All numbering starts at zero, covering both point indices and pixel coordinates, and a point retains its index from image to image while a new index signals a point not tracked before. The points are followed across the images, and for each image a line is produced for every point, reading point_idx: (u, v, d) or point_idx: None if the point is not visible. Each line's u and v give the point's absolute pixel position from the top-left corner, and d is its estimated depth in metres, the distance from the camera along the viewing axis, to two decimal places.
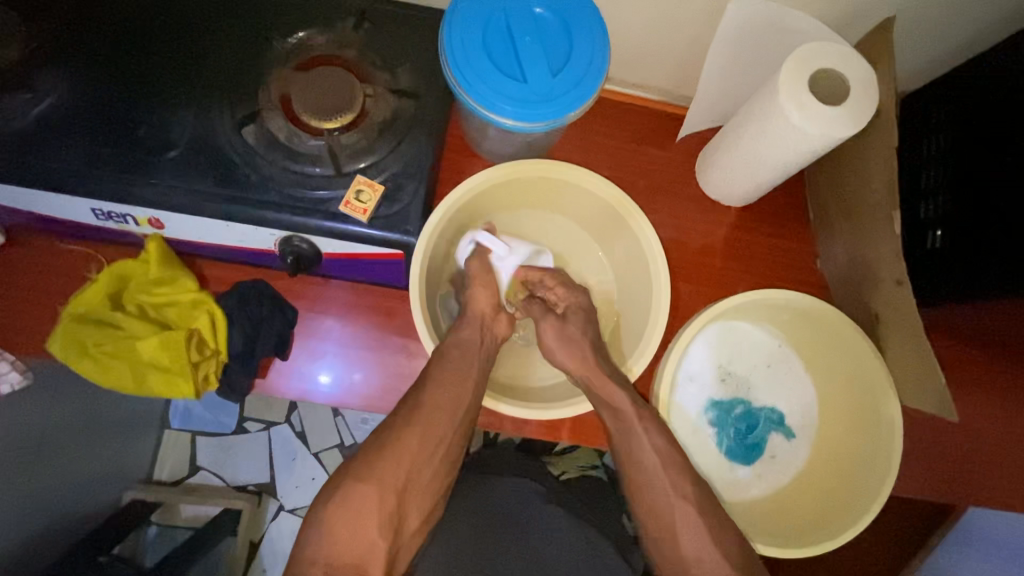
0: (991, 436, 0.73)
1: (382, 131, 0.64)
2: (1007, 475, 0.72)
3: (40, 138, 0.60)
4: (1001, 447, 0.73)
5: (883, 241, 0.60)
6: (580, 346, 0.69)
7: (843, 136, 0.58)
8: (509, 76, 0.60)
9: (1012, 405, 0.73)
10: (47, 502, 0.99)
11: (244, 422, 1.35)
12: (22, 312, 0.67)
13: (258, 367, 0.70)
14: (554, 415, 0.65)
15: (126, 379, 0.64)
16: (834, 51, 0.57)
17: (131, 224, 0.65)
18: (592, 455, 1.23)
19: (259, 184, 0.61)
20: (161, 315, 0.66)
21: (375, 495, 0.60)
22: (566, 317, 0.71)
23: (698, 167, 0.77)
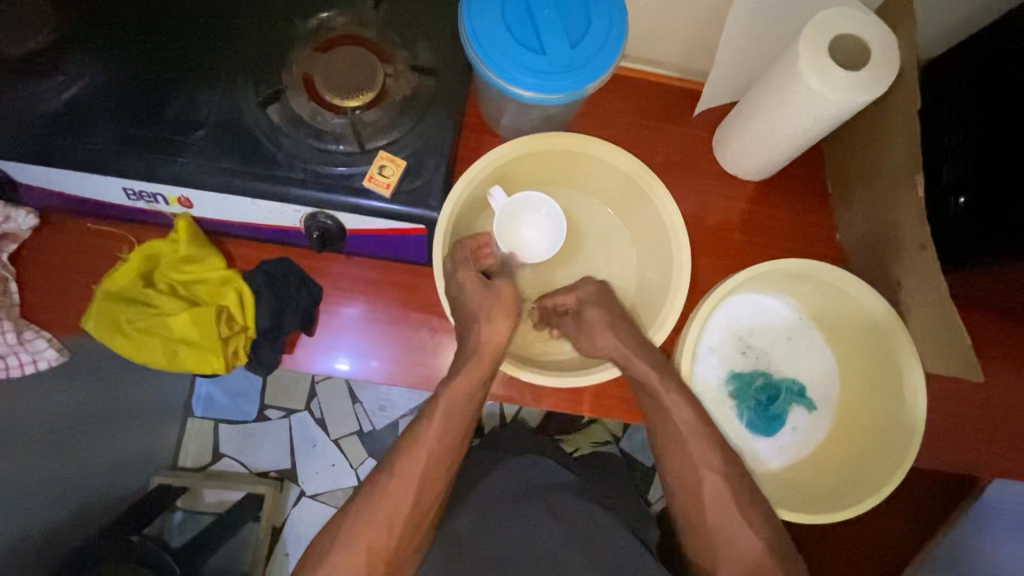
0: (1014, 410, 0.72)
1: (403, 108, 0.65)
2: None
3: (73, 120, 0.62)
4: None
5: (905, 207, 0.60)
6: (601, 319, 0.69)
7: (864, 101, 0.57)
8: (528, 49, 0.60)
9: None
10: (77, 484, 1.02)
11: (266, 410, 1.38)
12: (58, 292, 0.69)
13: (284, 343, 0.71)
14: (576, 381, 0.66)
15: (159, 354, 0.66)
16: (854, 17, 0.57)
17: (161, 204, 0.66)
18: (607, 435, 1.26)
19: (284, 161, 0.63)
20: (191, 293, 0.68)
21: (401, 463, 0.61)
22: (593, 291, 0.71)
23: (716, 140, 0.77)
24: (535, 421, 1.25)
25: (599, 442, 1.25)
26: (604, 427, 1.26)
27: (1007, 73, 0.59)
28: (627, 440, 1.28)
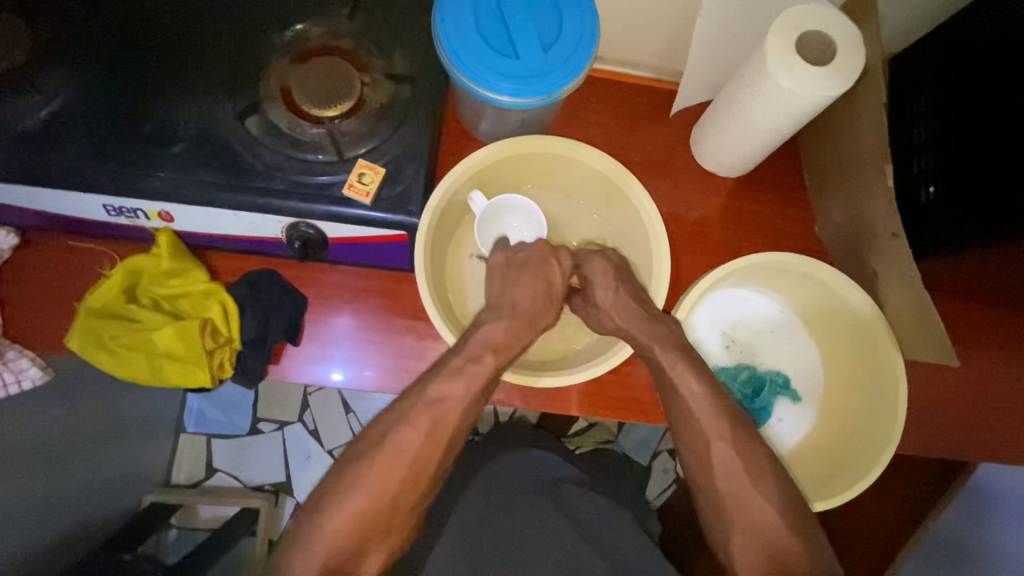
0: (994, 394, 0.73)
1: (380, 116, 0.66)
2: (1012, 429, 0.73)
3: (50, 139, 0.62)
4: (1007, 402, 0.73)
5: (876, 197, 0.61)
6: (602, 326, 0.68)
7: (831, 95, 0.59)
8: (502, 54, 0.61)
9: (1016, 361, 0.74)
10: (68, 505, 1.01)
11: (258, 423, 1.37)
12: (41, 311, 0.69)
13: (271, 353, 0.71)
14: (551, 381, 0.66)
15: (143, 369, 0.66)
16: (818, 13, 0.59)
17: (142, 219, 0.66)
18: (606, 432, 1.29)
19: (264, 172, 0.63)
20: (174, 306, 0.68)
21: None
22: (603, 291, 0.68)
23: (693, 138, 0.78)
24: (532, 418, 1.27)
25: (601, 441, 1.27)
26: (604, 426, 1.28)
27: (970, 64, 0.60)
28: (624, 438, 1.29)
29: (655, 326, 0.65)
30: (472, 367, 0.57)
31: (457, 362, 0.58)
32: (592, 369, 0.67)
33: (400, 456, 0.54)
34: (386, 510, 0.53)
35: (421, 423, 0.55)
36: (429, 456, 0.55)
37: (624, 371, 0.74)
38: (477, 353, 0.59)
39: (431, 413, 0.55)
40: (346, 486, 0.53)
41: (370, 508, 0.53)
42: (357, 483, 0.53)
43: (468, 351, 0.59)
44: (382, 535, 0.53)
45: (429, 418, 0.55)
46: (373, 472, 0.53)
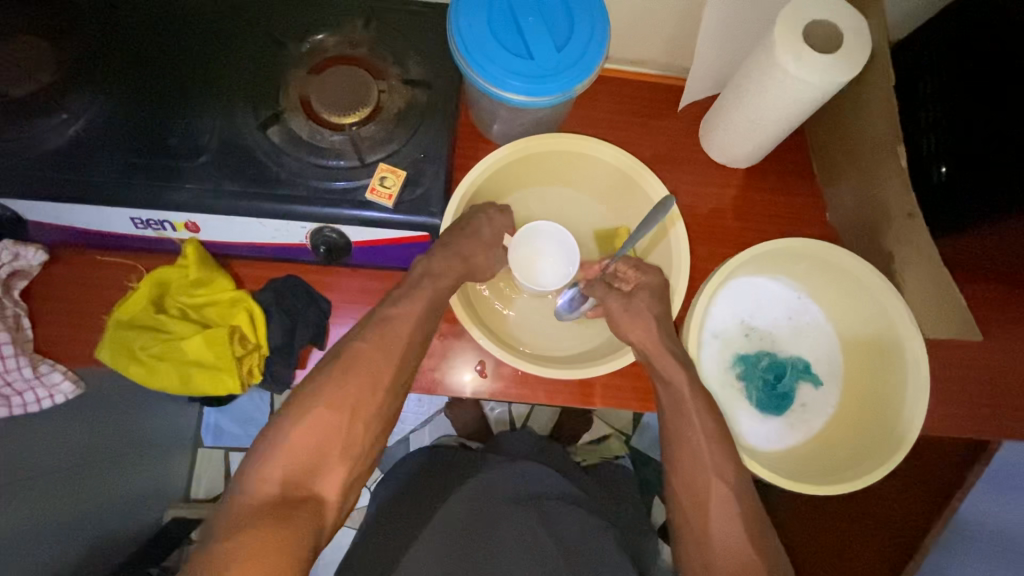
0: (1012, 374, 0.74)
1: (398, 121, 0.67)
2: None
3: (78, 156, 0.63)
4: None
5: (890, 179, 0.62)
6: (626, 324, 0.66)
7: (840, 81, 0.60)
8: (516, 55, 0.63)
9: None
10: (92, 524, 1.02)
11: None
12: (71, 324, 0.70)
13: (298, 359, 0.72)
14: (534, 367, 0.68)
15: (174, 378, 0.67)
16: (824, 2, 0.60)
17: (169, 230, 0.68)
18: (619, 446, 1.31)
19: (287, 179, 0.65)
20: (202, 316, 0.69)
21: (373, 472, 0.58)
22: (629, 305, 0.67)
23: (703, 131, 0.80)
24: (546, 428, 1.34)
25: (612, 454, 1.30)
26: (617, 439, 1.32)
27: (978, 46, 0.61)
28: (637, 437, 1.33)
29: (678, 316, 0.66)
30: (423, 288, 0.64)
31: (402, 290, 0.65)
32: (584, 367, 0.68)
33: (359, 368, 0.59)
34: (346, 423, 0.57)
35: (371, 339, 0.61)
36: (384, 367, 0.60)
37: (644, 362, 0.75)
38: (419, 280, 0.65)
39: (380, 331, 0.62)
40: (305, 397, 0.57)
41: (329, 414, 0.57)
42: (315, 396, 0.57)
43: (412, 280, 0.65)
44: (342, 446, 0.57)
45: (379, 333, 0.61)
46: (331, 383, 0.58)
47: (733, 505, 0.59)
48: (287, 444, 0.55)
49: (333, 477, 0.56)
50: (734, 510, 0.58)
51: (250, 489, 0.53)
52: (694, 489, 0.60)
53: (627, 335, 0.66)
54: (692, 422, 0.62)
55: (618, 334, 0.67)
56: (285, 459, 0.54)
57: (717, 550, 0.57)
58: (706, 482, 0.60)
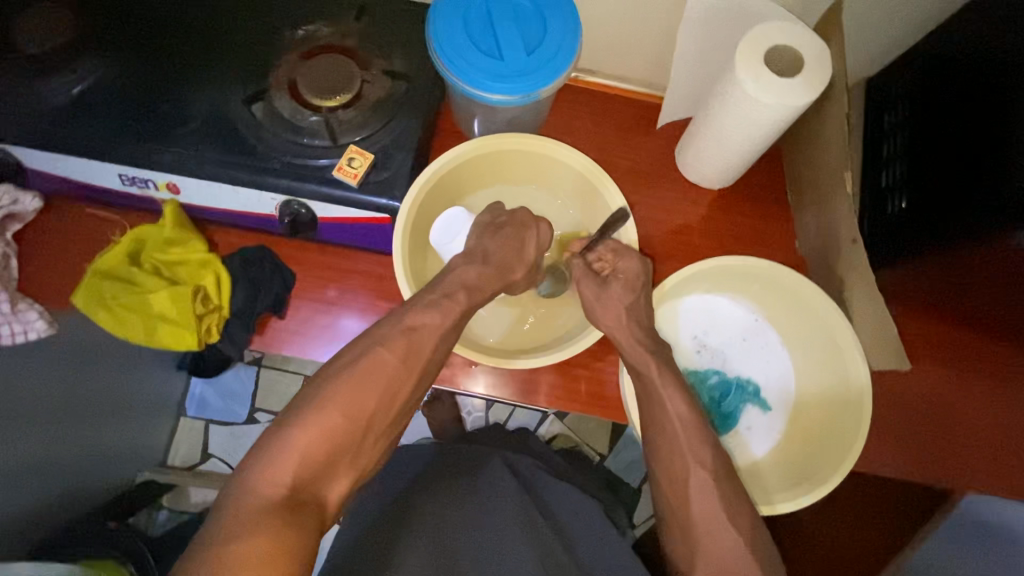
0: (955, 417, 0.75)
1: (375, 108, 0.71)
2: (969, 449, 0.74)
3: (76, 113, 0.69)
4: (965, 424, 0.74)
5: (840, 205, 0.64)
6: (593, 313, 0.66)
7: (796, 105, 0.61)
8: (487, 55, 0.66)
9: (975, 382, 0.75)
10: (66, 473, 1.06)
11: (255, 412, 1.41)
12: (55, 268, 0.75)
13: (256, 326, 0.75)
14: (509, 362, 0.69)
15: (138, 328, 0.71)
16: (787, 29, 0.62)
17: (152, 190, 0.72)
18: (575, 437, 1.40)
19: (264, 152, 0.69)
20: (172, 273, 0.73)
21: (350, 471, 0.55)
22: (601, 292, 0.66)
23: (677, 150, 0.81)
24: (505, 420, 1.39)
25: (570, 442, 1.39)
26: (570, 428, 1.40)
27: (939, 84, 0.62)
28: (613, 458, 1.39)
29: (637, 317, 0.65)
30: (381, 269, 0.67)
31: (432, 296, 0.63)
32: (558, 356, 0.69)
33: (375, 379, 0.57)
34: (359, 433, 0.55)
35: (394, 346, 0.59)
36: (404, 381, 0.58)
37: (595, 367, 0.76)
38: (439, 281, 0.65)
39: (397, 331, 0.61)
40: (318, 399, 0.55)
41: (343, 423, 0.54)
42: (329, 401, 0.54)
43: (445, 290, 0.64)
44: (351, 457, 0.55)
45: (405, 343, 0.59)
46: (347, 388, 0.55)
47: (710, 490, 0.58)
48: (297, 451, 0.52)
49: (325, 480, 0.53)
50: (713, 491, 0.58)
51: (253, 493, 0.50)
52: (674, 473, 0.59)
53: (603, 324, 0.65)
54: (656, 410, 0.61)
55: (592, 321, 0.66)
56: (293, 468, 0.51)
57: (701, 530, 0.57)
58: (684, 463, 0.59)
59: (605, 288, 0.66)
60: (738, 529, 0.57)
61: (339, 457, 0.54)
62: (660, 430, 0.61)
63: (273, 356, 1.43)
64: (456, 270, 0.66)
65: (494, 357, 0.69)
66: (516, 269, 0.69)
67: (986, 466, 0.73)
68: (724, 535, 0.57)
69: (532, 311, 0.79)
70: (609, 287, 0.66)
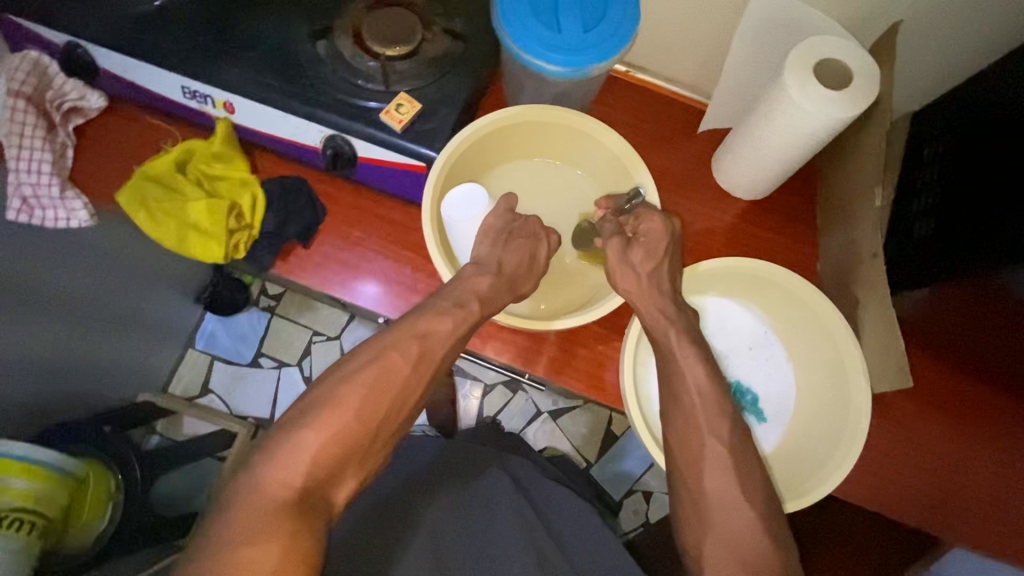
0: (953, 466, 0.73)
1: (430, 63, 0.74)
2: (965, 500, 0.72)
3: (155, 22, 0.73)
4: (963, 475, 0.73)
5: (867, 220, 0.64)
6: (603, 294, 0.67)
7: (838, 116, 0.62)
8: (545, 25, 0.68)
9: (977, 432, 0.74)
10: (73, 376, 1.09)
11: (260, 357, 1.43)
12: (105, 165, 0.79)
13: (280, 251, 0.77)
14: (542, 326, 0.70)
15: (171, 233, 0.74)
16: (838, 43, 0.63)
17: (209, 106, 0.76)
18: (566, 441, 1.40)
19: (319, 86, 0.72)
20: (212, 188, 0.77)
21: (359, 426, 0.52)
22: (623, 253, 0.67)
23: (714, 155, 0.83)
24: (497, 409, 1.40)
25: (558, 445, 1.39)
26: (563, 432, 1.40)
27: (983, 113, 0.62)
28: (598, 467, 1.39)
29: (653, 295, 0.66)
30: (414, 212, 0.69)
31: (444, 303, 0.62)
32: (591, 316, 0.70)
33: (389, 385, 0.55)
34: (375, 416, 0.53)
35: (412, 338, 0.57)
36: (413, 389, 0.56)
37: (598, 350, 0.77)
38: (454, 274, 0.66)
39: (418, 311, 0.60)
40: (340, 383, 0.53)
41: (357, 428, 0.52)
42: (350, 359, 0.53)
43: (456, 298, 0.63)
44: (360, 460, 0.53)
45: (417, 348, 0.57)
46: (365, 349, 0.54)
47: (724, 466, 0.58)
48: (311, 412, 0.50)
49: (334, 433, 0.51)
50: (728, 465, 0.57)
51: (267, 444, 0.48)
52: (688, 445, 0.59)
53: (625, 287, 0.67)
54: None
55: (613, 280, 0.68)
56: (305, 469, 0.49)
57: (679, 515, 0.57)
58: (700, 436, 0.59)
59: (628, 249, 0.67)
60: (735, 513, 0.55)
61: (349, 464, 0.51)
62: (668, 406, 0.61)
63: (286, 305, 1.45)
64: (467, 278, 0.65)
65: (532, 322, 0.70)
66: (524, 284, 0.70)
67: (980, 521, 0.71)
68: (725, 515, 0.56)
69: (548, 283, 0.79)
70: (631, 249, 0.67)
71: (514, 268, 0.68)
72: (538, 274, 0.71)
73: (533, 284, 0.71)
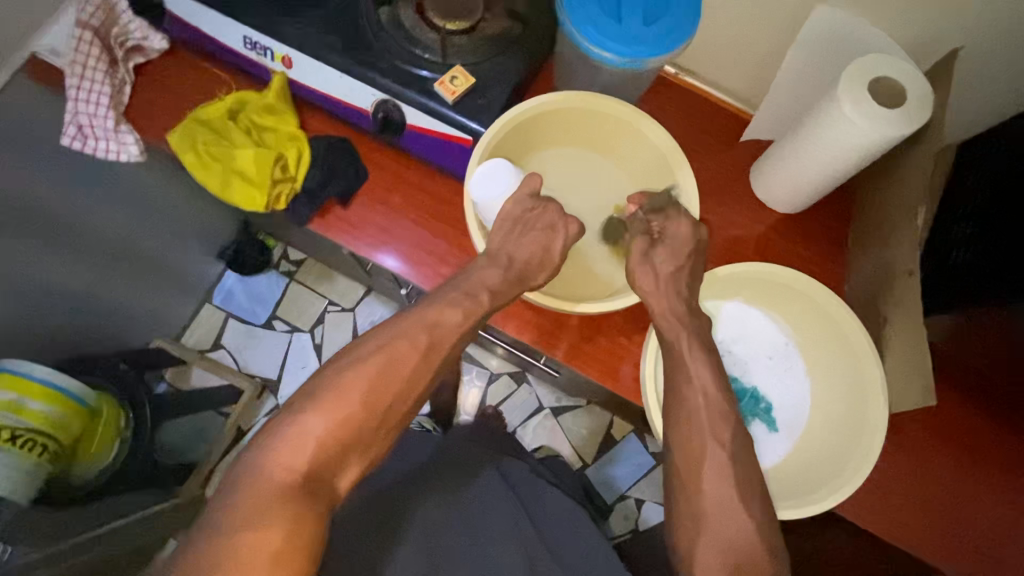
0: (960, 499, 0.73)
1: (487, 41, 0.75)
2: (969, 535, 0.72)
3: None
4: (970, 509, 0.73)
5: (906, 239, 0.65)
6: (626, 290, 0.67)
7: (887, 134, 0.62)
8: (606, 14, 0.69)
9: (989, 468, 0.73)
10: (95, 313, 1.10)
11: (274, 319, 1.36)
12: (159, 105, 0.81)
13: (319, 209, 0.79)
14: (568, 307, 0.71)
15: (218, 178, 0.76)
16: (896, 63, 0.63)
17: (267, 59, 0.77)
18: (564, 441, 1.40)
19: (377, 51, 0.73)
20: (261, 139, 0.78)
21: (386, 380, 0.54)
22: (646, 253, 0.68)
23: (753, 165, 0.83)
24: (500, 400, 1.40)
25: (557, 445, 1.39)
26: (563, 431, 1.40)
27: None
28: (593, 469, 1.39)
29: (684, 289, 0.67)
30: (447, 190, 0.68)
31: (460, 294, 0.62)
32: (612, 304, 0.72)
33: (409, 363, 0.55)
34: (403, 371, 0.54)
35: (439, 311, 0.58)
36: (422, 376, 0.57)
37: (617, 342, 0.78)
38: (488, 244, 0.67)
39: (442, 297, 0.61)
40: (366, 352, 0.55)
41: (374, 390, 0.53)
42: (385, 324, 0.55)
43: (466, 289, 0.63)
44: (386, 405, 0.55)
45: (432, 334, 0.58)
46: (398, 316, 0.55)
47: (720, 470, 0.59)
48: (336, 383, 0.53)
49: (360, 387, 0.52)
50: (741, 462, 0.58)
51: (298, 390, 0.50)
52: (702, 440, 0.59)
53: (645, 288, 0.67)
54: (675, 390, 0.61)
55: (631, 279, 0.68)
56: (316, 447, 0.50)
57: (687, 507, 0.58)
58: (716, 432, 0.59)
59: (651, 249, 0.68)
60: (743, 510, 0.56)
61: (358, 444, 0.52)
62: (687, 399, 0.61)
63: (305, 273, 1.38)
64: (476, 273, 0.65)
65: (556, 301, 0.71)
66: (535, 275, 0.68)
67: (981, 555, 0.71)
68: (733, 510, 0.56)
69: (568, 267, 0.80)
70: (656, 250, 0.68)
71: (526, 262, 0.66)
72: (552, 266, 0.69)
73: (547, 276, 0.69)
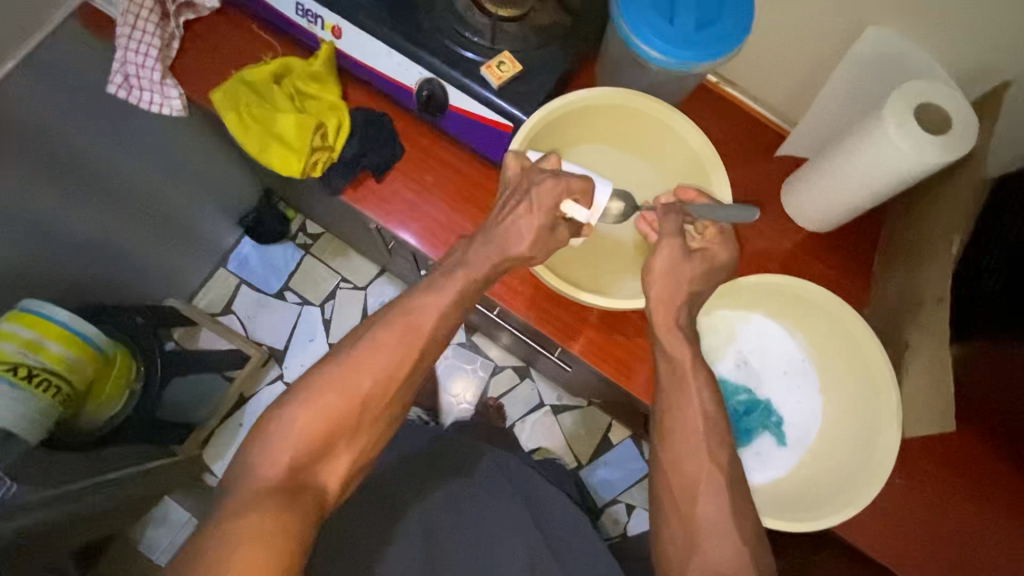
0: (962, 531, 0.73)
1: (537, 30, 0.75)
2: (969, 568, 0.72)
3: None
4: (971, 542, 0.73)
5: (938, 266, 0.65)
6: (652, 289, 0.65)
7: (930, 158, 0.62)
8: (660, 15, 0.69)
9: (995, 504, 0.73)
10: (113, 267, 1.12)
11: (286, 290, 1.35)
12: (205, 62, 0.82)
13: (353, 180, 0.80)
14: (575, 294, 0.71)
15: (257, 140, 0.77)
16: (946, 89, 0.63)
17: (317, 27, 0.78)
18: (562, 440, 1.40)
19: (428, 29, 0.74)
20: (302, 105, 0.79)
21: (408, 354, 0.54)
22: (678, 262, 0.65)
23: (786, 179, 0.83)
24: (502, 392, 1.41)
25: (554, 443, 1.40)
26: (562, 430, 1.40)
27: None
28: (588, 470, 1.39)
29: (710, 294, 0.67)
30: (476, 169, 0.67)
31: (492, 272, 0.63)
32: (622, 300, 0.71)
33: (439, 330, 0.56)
34: None
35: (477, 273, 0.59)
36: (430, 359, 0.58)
37: (635, 341, 0.78)
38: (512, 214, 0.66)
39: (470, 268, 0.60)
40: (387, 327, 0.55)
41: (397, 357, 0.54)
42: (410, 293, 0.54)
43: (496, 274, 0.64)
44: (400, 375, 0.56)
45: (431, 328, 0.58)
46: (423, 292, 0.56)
47: (721, 481, 0.59)
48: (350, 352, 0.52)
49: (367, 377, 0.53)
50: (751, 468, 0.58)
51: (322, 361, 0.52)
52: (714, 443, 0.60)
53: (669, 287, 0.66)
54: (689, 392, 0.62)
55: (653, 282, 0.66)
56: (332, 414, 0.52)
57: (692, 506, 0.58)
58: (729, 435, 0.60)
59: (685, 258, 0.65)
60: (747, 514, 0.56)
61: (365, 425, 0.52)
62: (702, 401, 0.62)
63: (321, 247, 1.37)
64: (497, 258, 0.65)
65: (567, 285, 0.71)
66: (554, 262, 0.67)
67: None
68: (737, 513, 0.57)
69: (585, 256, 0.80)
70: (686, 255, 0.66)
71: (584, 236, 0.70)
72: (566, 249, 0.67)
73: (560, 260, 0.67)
